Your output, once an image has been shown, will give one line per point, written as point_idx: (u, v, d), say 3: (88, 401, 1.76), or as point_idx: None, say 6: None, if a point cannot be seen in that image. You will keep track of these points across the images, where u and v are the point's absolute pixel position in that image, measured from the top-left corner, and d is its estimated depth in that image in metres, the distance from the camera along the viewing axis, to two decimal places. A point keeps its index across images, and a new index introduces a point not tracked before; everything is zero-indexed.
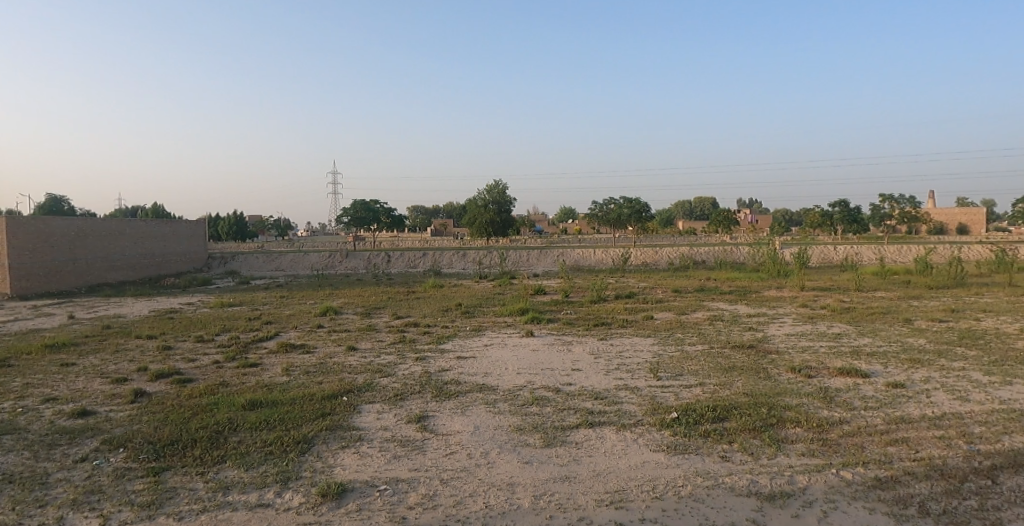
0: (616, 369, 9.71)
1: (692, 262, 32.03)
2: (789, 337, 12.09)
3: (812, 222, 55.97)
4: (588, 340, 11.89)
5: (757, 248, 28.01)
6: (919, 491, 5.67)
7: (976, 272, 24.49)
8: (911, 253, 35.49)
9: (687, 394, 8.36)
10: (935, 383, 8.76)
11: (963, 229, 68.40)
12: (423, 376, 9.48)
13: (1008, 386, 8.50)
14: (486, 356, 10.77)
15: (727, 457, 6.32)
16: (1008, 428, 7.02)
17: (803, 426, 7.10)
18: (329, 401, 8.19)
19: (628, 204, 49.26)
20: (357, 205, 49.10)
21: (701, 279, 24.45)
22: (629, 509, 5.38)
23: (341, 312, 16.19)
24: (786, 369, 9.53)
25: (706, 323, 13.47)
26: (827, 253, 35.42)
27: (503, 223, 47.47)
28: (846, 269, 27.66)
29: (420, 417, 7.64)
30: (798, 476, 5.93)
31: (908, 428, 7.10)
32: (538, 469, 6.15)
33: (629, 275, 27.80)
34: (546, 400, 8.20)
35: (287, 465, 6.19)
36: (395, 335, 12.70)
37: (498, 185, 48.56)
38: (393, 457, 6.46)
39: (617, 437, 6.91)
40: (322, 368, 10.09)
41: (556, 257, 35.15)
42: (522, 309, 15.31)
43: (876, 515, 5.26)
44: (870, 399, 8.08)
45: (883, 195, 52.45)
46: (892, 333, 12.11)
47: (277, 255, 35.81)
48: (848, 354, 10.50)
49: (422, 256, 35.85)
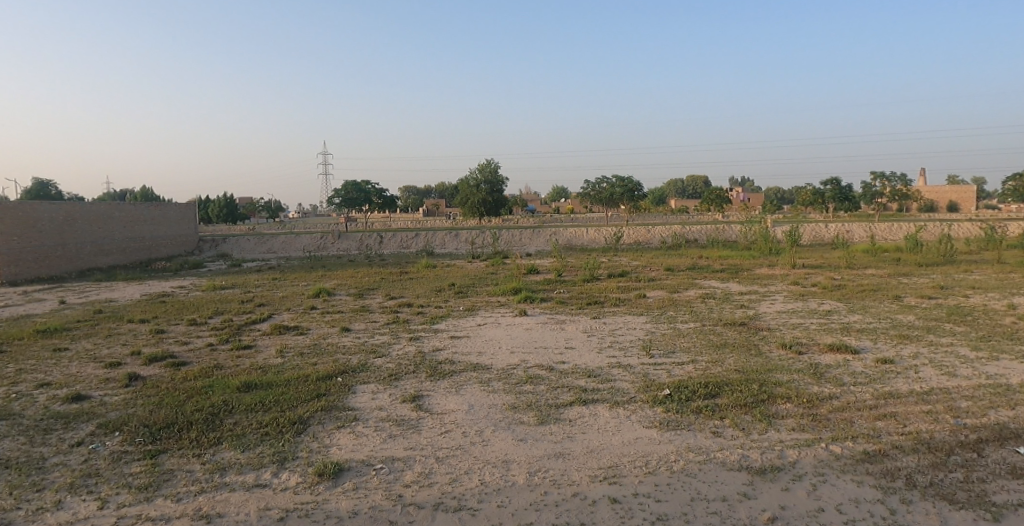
0: (609, 347, 9.78)
1: (685, 240, 32.28)
2: (781, 313, 12.19)
3: (804, 200, 56.05)
4: (581, 319, 11.95)
5: (749, 227, 28.15)
6: (906, 464, 5.77)
7: (966, 250, 24.61)
8: (903, 231, 35.70)
9: (679, 371, 8.43)
10: (924, 359, 8.88)
11: (953, 206, 68.90)
12: (418, 356, 9.51)
13: (996, 362, 8.63)
14: (479, 335, 10.85)
15: (719, 432, 6.41)
16: (994, 402, 7.16)
17: (793, 401, 7.19)
18: (324, 382, 8.21)
19: (621, 183, 49.15)
20: (348, 186, 48.53)
21: (693, 257, 24.44)
22: (622, 484, 5.47)
23: (334, 294, 16.17)
24: (777, 345, 9.63)
25: (698, 301, 13.58)
26: (818, 231, 35.69)
27: (494, 202, 47.42)
28: (836, 248, 27.68)
29: (415, 397, 7.67)
30: (789, 451, 6.02)
31: (896, 403, 7.20)
32: (533, 446, 6.22)
33: (620, 254, 27.68)
34: (540, 379, 8.26)
35: (283, 446, 6.24)
36: (389, 316, 12.70)
37: (491, 163, 48.27)
38: (388, 437, 6.51)
39: (611, 414, 6.97)
40: (315, 349, 10.11)
41: (548, 237, 35.12)
42: (515, 288, 15.34)
43: (864, 488, 5.36)
44: (860, 375, 8.18)
45: (875, 173, 52.66)
46: (881, 310, 12.25)
47: (269, 238, 35.70)
48: (838, 331, 10.60)
49: (415, 237, 35.81)
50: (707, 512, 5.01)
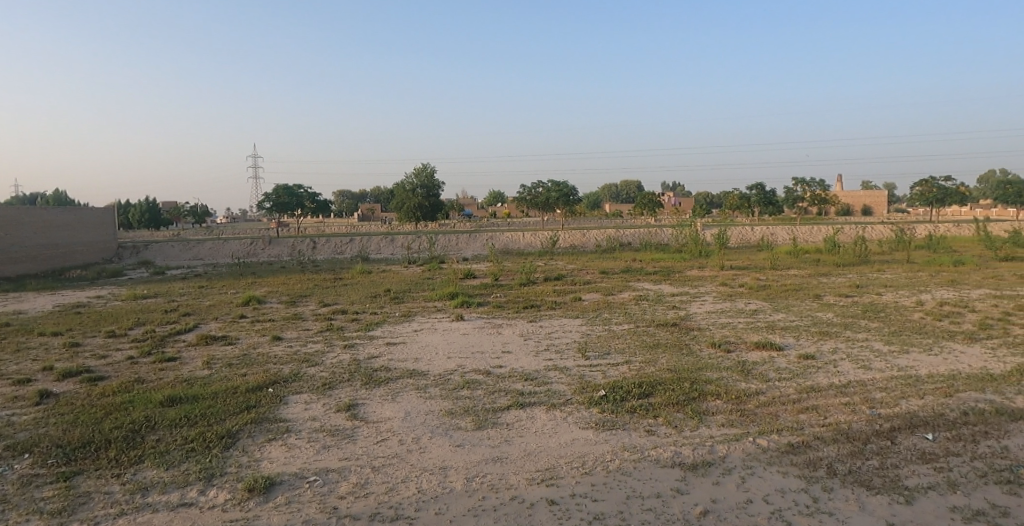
0: (546, 350, 9.85)
1: (619, 243, 32.98)
2: (710, 313, 12.62)
3: (732, 205, 58.32)
4: (518, 322, 11.99)
5: (680, 230, 29.04)
6: (827, 454, 6.06)
7: (878, 251, 26.21)
8: (822, 233, 37.71)
9: (614, 372, 8.58)
10: (842, 353, 9.38)
11: (867, 210, 73.31)
12: (352, 364, 9.30)
13: (906, 355, 9.21)
14: (415, 341, 10.71)
15: (653, 430, 6.56)
16: (905, 393, 7.63)
17: (723, 398, 7.44)
18: (254, 394, 7.91)
19: (556, 188, 49.70)
20: (279, 189, 47.00)
21: (627, 260, 25.06)
22: (559, 485, 5.50)
23: (265, 301, 15.62)
24: (707, 344, 9.96)
25: (632, 303, 13.89)
26: (745, 234, 37.21)
27: (431, 207, 47.05)
28: (762, 249, 28.97)
29: (349, 405, 7.49)
30: (719, 446, 6.22)
31: (817, 397, 7.57)
32: (470, 452, 6.18)
33: (556, 258, 27.91)
34: (477, 383, 8.23)
35: (210, 461, 5.96)
36: (323, 323, 12.37)
37: (427, 168, 47.95)
38: (322, 448, 6.32)
39: (548, 417, 7.02)
40: (245, 359, 9.73)
41: (485, 241, 35.15)
42: (452, 293, 15.24)
43: (789, 478, 5.59)
44: (784, 370, 8.55)
45: (796, 178, 55.39)
46: (803, 308, 12.88)
47: (195, 244, 34.15)
48: (764, 329, 11.06)
49: (350, 242, 35.11)
50: (642, 509, 5.11)
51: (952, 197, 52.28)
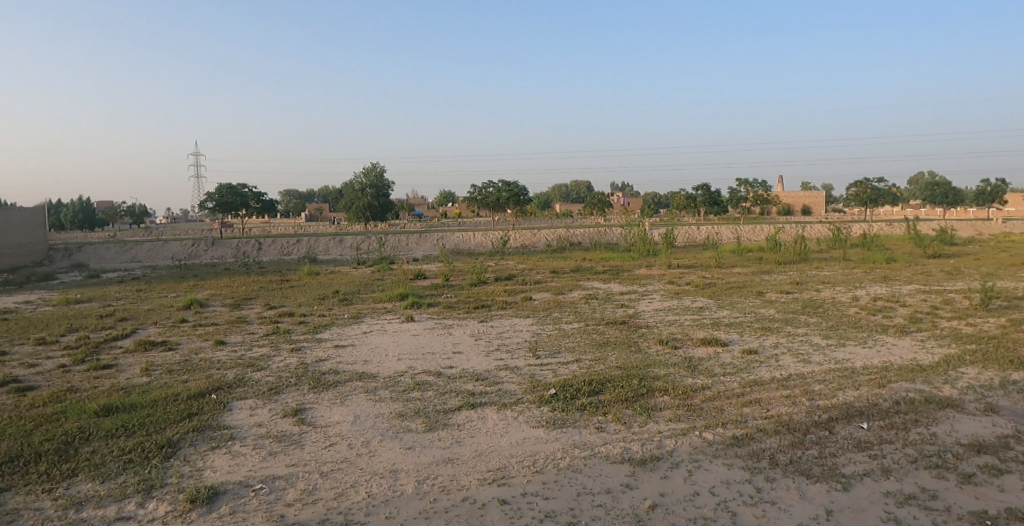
0: (497, 349, 9.85)
1: (569, 243, 33.31)
2: (658, 311, 12.87)
3: (679, 205, 59.70)
4: (469, 323, 11.96)
5: (629, 230, 29.54)
6: (769, 445, 6.27)
7: (816, 249, 27.28)
8: (764, 232, 39.01)
9: (564, 370, 8.66)
10: (783, 348, 9.72)
11: (806, 210, 76.22)
12: (300, 367, 9.08)
13: (842, 348, 9.62)
14: (365, 343, 10.54)
15: (603, 427, 6.65)
16: (841, 384, 7.96)
17: (670, 393, 7.60)
18: (196, 401, 7.63)
19: (507, 188, 49.67)
20: (222, 189, 45.53)
21: (577, 260, 25.32)
22: (511, 485, 5.51)
23: (208, 305, 15.10)
24: (655, 341, 10.16)
25: (582, 302, 14.04)
26: (691, 233, 38.14)
27: (380, 207, 46.45)
28: (708, 248, 29.72)
29: (297, 410, 7.31)
30: (667, 440, 6.35)
31: (760, 390, 7.82)
32: (421, 454, 6.12)
33: (508, 258, 27.96)
34: (428, 384, 8.16)
35: (149, 472, 5.71)
36: (269, 326, 12.04)
37: (376, 167, 47.36)
38: (268, 454, 6.15)
39: (499, 416, 7.02)
40: (186, 365, 9.37)
41: (436, 241, 34.92)
42: (402, 294, 15.08)
43: (734, 470, 5.76)
44: (728, 365, 8.81)
45: (740, 179, 57.13)
46: (747, 305, 13.29)
47: (133, 246, 32.74)
48: (709, 326, 11.35)
49: (297, 243, 34.31)
50: (592, 505, 5.17)
51: (884, 198, 54.89)
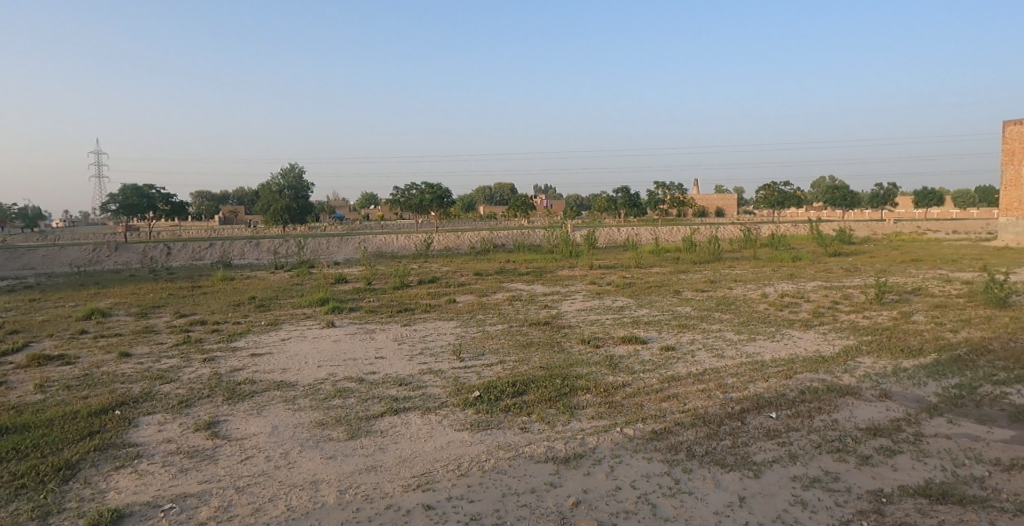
0: (421, 353, 9.76)
1: (493, 245, 33.47)
2: (580, 311, 13.14)
3: (600, 207, 61.14)
4: (392, 327, 11.79)
5: (552, 231, 29.99)
6: (686, 438, 6.53)
7: (729, 249, 28.63)
8: (680, 233, 40.59)
9: (489, 372, 8.69)
10: (698, 344, 10.15)
11: (720, 212, 79.90)
12: (213, 378, 8.66)
13: (752, 342, 10.14)
14: (283, 350, 10.18)
15: (527, 427, 6.71)
16: (752, 377, 8.40)
17: (592, 391, 7.77)
18: (98, 418, 7.12)
19: (430, 190, 49.17)
20: (127, 190, 42.80)
21: (501, 261, 25.46)
22: (436, 489, 5.47)
23: (110, 314, 14.13)
24: (578, 341, 10.36)
25: (506, 303, 14.13)
26: (612, 234, 39.15)
27: (299, 209, 45.00)
28: (627, 249, 30.60)
29: (210, 423, 6.97)
30: (589, 437, 6.49)
31: (677, 385, 8.12)
32: (343, 463, 5.97)
33: (432, 261, 27.74)
34: (350, 391, 7.98)
35: (44, 498, 5.28)
36: (179, 336, 11.41)
37: (295, 168, 45.85)
38: (179, 472, 5.83)
39: (423, 421, 6.95)
40: (86, 380, 8.73)
41: (358, 244, 34.19)
42: (323, 299, 14.68)
43: (654, 463, 5.95)
44: (648, 362, 9.10)
45: (658, 182, 59.15)
46: (665, 303, 13.78)
47: (25, 252, 30.20)
48: (629, 324, 11.70)
49: (210, 247, 32.71)
50: (518, 506, 5.21)
51: (790, 201, 58.29)
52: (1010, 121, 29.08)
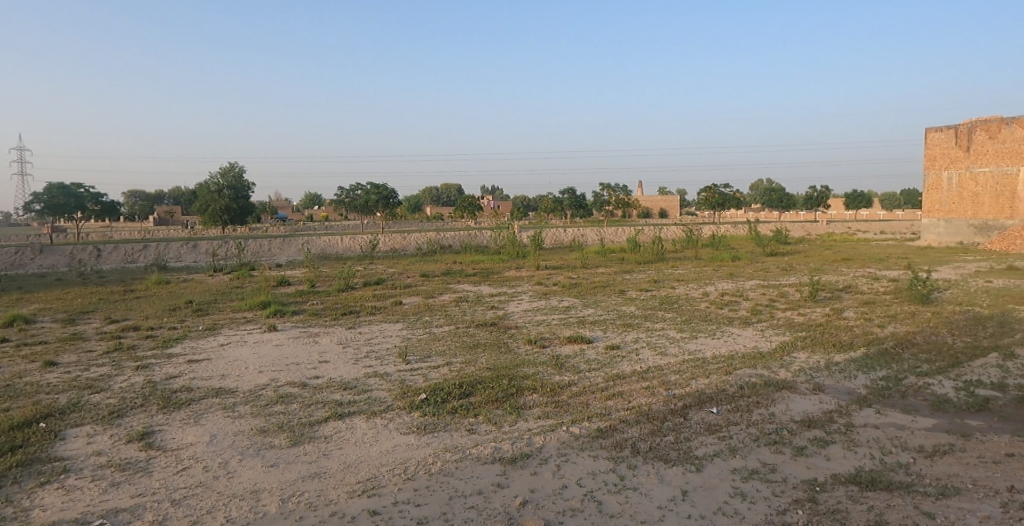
0: (366, 357, 9.62)
1: (440, 246, 33.31)
2: (527, 312, 13.22)
3: (547, 208, 61.62)
4: (336, 330, 11.57)
5: (498, 232, 30.07)
6: (631, 435, 6.67)
7: (671, 249, 29.35)
8: (625, 234, 41.36)
9: (435, 374, 8.65)
10: (642, 342, 10.37)
11: (663, 213, 81.81)
12: (147, 386, 8.31)
13: (694, 340, 10.44)
14: (222, 356, 9.86)
15: (474, 429, 6.72)
16: (693, 373, 8.65)
17: (539, 391, 7.84)
18: (20, 432, 6.73)
19: (376, 190, 48.51)
20: (52, 189, 40.58)
21: (448, 263, 25.36)
22: (381, 494, 5.41)
23: (33, 321, 13.36)
24: (525, 341, 10.43)
25: (453, 305, 14.09)
26: (558, 235, 39.53)
27: (240, 210, 43.64)
28: (573, 250, 30.96)
29: (143, 434, 6.68)
30: (536, 437, 6.55)
31: (622, 383, 8.28)
32: (285, 470, 5.84)
33: (377, 262, 27.39)
34: (292, 397, 7.80)
35: None
36: (109, 343, 10.89)
37: (235, 167, 44.44)
38: (110, 486, 5.57)
39: (368, 425, 6.87)
40: (7, 391, 8.23)
41: (301, 246, 33.40)
42: (264, 302, 14.28)
43: (599, 461, 6.05)
44: (593, 361, 9.24)
45: (603, 184, 60.06)
46: (609, 302, 14.02)
47: None
48: (575, 324, 11.85)
49: (144, 249, 31.33)
50: (465, 508, 5.21)
51: (729, 202, 60.21)
52: (932, 128, 30.98)
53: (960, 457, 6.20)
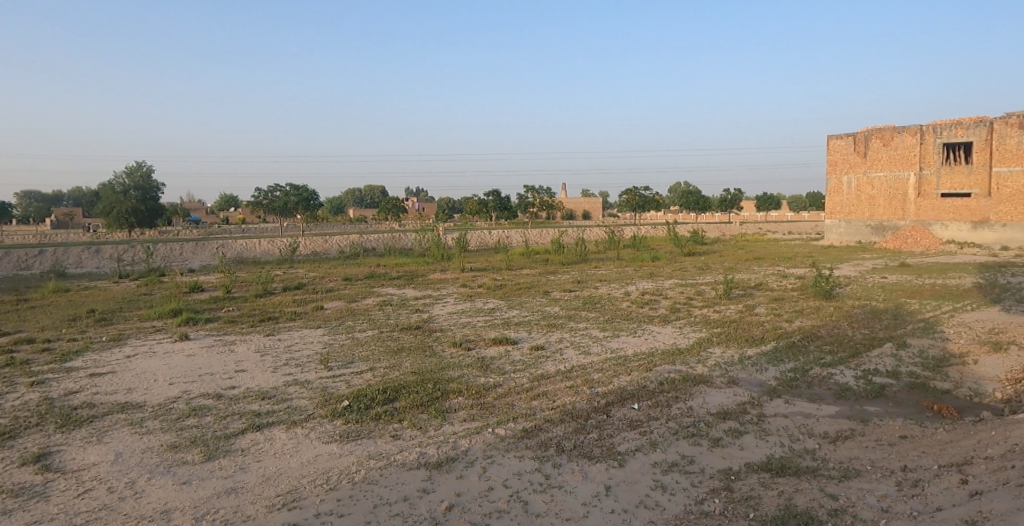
0: (285, 364, 9.33)
1: (363, 250, 32.70)
2: (452, 314, 13.20)
3: (473, 210, 61.61)
4: (253, 337, 11.15)
5: (423, 235, 29.83)
6: (555, 433, 6.80)
7: (594, 250, 30.05)
8: (549, 236, 41.97)
9: (359, 380, 8.50)
10: (566, 342, 10.58)
11: (587, 215, 83.54)
12: (42, 404, 7.73)
13: (616, 339, 10.74)
14: (128, 368, 9.30)
15: (399, 435, 6.66)
16: (615, 371, 8.91)
17: (464, 394, 7.85)
18: None
19: (295, 192, 47.00)
20: None
21: (371, 266, 24.93)
22: (303, 507, 5.28)
23: None
24: (449, 344, 10.42)
25: (376, 309, 13.88)
26: (483, 238, 39.59)
27: (147, 211, 41.23)
28: (497, 252, 31.12)
29: (38, 456, 6.22)
30: (462, 440, 6.57)
31: (546, 383, 8.43)
32: (200, 487, 5.59)
33: (297, 266, 26.58)
34: (206, 409, 7.47)
35: None
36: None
37: (142, 166, 41.95)
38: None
39: (289, 436, 6.67)
40: None
41: (215, 250, 31.91)
42: (174, 310, 13.56)
43: (525, 461, 6.14)
44: (518, 362, 9.35)
45: (528, 187, 60.65)
46: (534, 304, 14.21)
47: None
48: (500, 325, 11.94)
49: (40, 255, 29.04)
50: (390, 515, 5.16)
51: (649, 205, 62.20)
52: (833, 136, 33.25)
53: (859, 441, 6.71)
